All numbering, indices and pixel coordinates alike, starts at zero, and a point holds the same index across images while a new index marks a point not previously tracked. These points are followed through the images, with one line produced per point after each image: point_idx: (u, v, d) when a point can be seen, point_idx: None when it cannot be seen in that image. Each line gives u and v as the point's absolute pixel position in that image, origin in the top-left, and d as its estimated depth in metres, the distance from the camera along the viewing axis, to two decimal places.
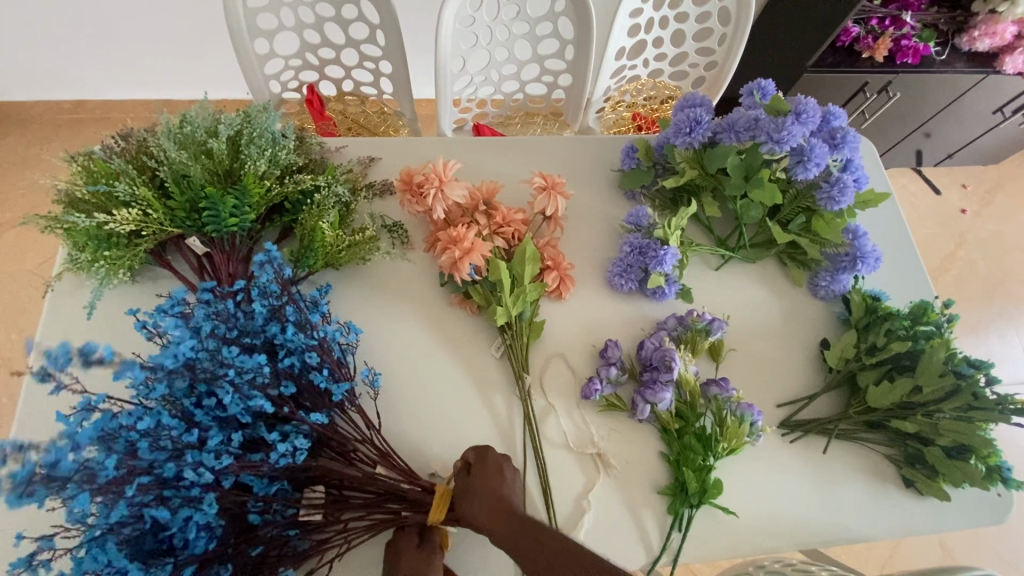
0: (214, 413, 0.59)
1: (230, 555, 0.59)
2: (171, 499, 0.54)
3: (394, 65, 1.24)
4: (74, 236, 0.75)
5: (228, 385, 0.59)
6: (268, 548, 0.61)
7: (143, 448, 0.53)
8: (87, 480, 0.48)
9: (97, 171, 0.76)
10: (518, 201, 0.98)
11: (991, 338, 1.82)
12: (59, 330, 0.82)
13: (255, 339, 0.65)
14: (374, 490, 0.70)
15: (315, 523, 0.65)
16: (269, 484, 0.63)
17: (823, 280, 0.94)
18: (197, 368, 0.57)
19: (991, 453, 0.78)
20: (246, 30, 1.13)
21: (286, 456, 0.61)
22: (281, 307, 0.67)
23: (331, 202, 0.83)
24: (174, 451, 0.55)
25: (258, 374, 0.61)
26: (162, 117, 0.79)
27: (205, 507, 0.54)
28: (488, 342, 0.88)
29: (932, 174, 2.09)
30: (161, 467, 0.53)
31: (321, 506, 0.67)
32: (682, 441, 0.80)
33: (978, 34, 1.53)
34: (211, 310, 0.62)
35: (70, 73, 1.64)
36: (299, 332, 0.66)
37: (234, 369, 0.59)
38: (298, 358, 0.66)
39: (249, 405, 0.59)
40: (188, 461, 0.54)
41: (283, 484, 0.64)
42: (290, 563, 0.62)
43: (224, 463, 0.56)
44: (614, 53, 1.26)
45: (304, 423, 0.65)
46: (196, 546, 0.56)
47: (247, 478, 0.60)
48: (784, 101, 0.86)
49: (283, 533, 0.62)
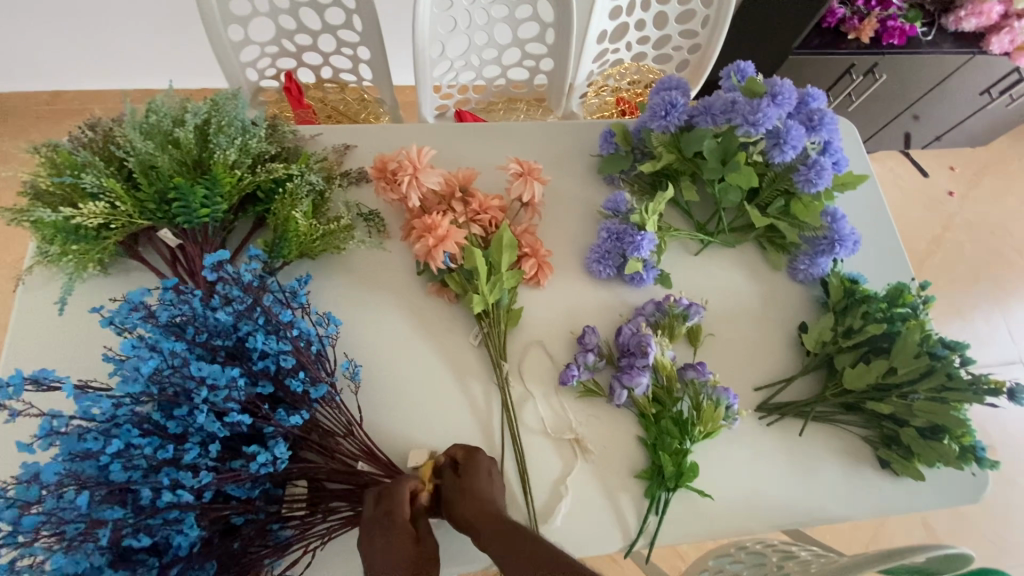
0: (187, 423, 0.59)
1: (216, 553, 0.59)
2: (154, 522, 0.54)
3: (373, 51, 1.22)
4: (41, 229, 0.74)
5: (200, 406, 0.58)
6: (248, 541, 0.62)
7: (114, 471, 0.53)
8: (56, 534, 0.50)
9: (62, 162, 0.75)
10: (495, 187, 0.97)
11: (976, 320, 1.83)
12: (30, 324, 0.81)
13: (226, 340, 0.65)
14: (356, 483, 0.71)
15: (299, 518, 0.66)
16: (250, 488, 0.63)
17: (802, 263, 0.94)
18: (164, 380, 0.58)
19: (965, 433, 0.78)
20: (218, 17, 1.11)
21: (268, 465, 0.61)
22: (249, 310, 0.65)
23: (304, 190, 0.82)
24: (148, 469, 0.55)
25: (233, 389, 0.60)
26: (126, 106, 0.78)
27: (186, 528, 0.55)
28: (465, 331, 0.88)
29: (920, 156, 2.09)
30: (136, 487, 0.53)
31: (304, 503, 0.69)
32: (659, 425, 0.81)
33: (965, 13, 1.51)
34: (174, 314, 0.63)
35: (43, 62, 1.60)
36: (272, 336, 0.65)
37: (205, 391, 0.58)
38: (273, 360, 0.65)
39: (227, 421, 0.58)
40: (163, 481, 0.55)
41: (266, 486, 0.65)
42: (274, 555, 0.63)
43: (203, 481, 0.55)
44: (596, 36, 1.24)
45: (281, 427, 0.64)
46: (180, 550, 0.57)
47: (228, 488, 0.61)
48: (760, 82, 0.85)
49: (266, 527, 0.63)
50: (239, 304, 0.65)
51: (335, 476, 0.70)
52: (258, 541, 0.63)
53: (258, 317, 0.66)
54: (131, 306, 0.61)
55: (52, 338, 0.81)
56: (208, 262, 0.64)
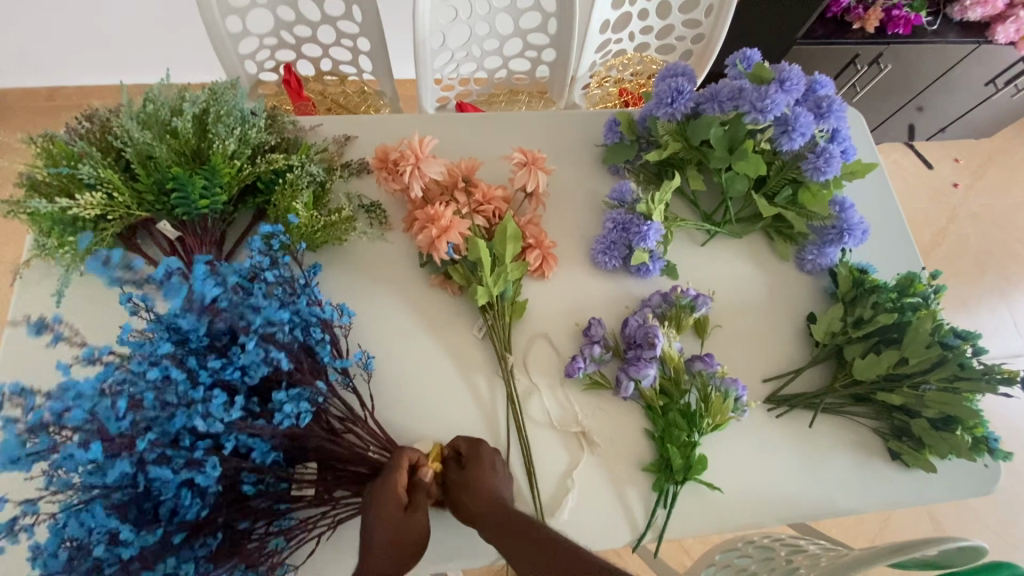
0: (216, 373, 0.58)
1: (220, 525, 0.59)
2: (176, 461, 0.53)
3: (373, 42, 1.21)
4: (38, 221, 0.73)
5: (252, 334, 0.59)
6: (255, 522, 0.62)
7: (147, 400, 0.52)
8: (97, 431, 0.50)
9: (57, 152, 0.73)
10: (498, 178, 0.96)
11: (982, 312, 1.82)
12: (28, 318, 0.80)
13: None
14: (366, 469, 0.71)
15: (307, 500, 0.66)
16: (266, 453, 0.61)
17: (810, 253, 0.93)
18: (222, 312, 0.59)
19: (978, 424, 0.77)
20: (216, 8, 1.09)
21: (291, 418, 0.61)
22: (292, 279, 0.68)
23: (304, 181, 0.81)
24: (181, 405, 0.54)
25: (278, 331, 0.62)
26: (122, 96, 0.76)
27: (209, 470, 0.54)
28: (469, 324, 0.87)
29: (924, 148, 2.07)
30: (170, 418, 0.53)
31: (314, 483, 0.68)
32: (667, 417, 0.80)
33: (970, 3, 1.49)
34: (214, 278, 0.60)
35: (40, 57, 1.59)
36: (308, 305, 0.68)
37: (261, 317, 0.59)
38: (303, 330, 0.67)
39: (268, 357, 0.59)
40: (197, 412, 0.54)
41: (279, 455, 0.63)
42: (280, 535, 0.63)
43: (234, 415, 0.56)
44: (598, 26, 1.22)
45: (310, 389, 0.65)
46: (187, 513, 0.55)
47: (248, 441, 0.60)
48: (767, 68, 0.84)
49: (275, 505, 0.63)
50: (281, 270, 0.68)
51: (347, 461, 0.70)
52: (262, 524, 0.62)
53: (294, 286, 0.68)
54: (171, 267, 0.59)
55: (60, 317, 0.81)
56: (265, 228, 0.68)
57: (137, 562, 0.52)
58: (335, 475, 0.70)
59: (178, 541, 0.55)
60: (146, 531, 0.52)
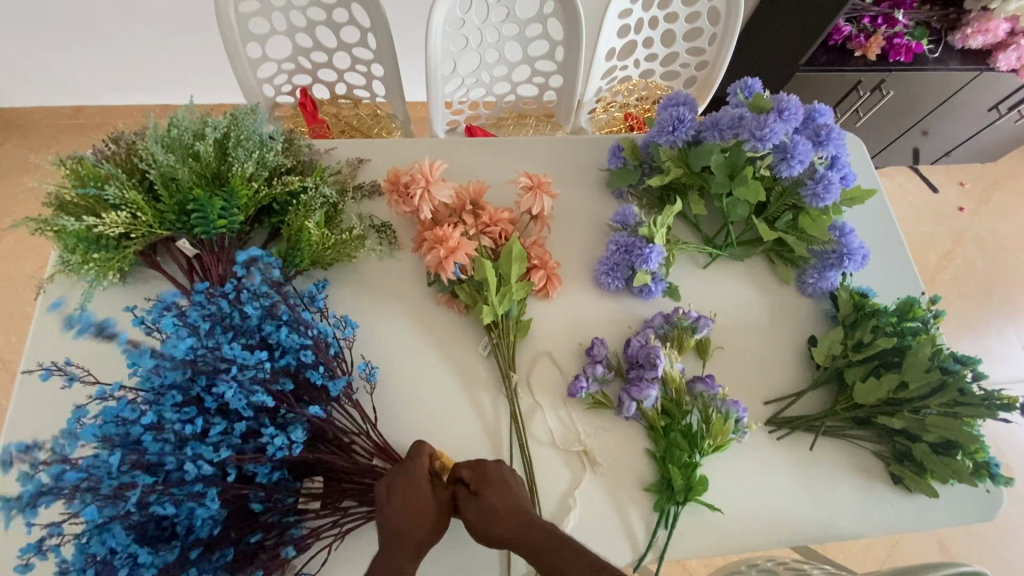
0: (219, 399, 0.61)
1: (232, 540, 0.61)
2: (176, 494, 0.55)
3: (386, 67, 1.24)
4: (64, 238, 0.76)
5: (232, 378, 0.59)
6: (265, 535, 0.64)
7: (146, 443, 0.54)
8: (90, 488, 0.52)
9: (85, 174, 0.77)
10: (505, 201, 0.99)
11: (989, 335, 1.81)
12: (51, 329, 0.83)
13: (250, 339, 0.66)
14: (371, 480, 0.72)
15: (314, 511, 0.68)
16: (270, 473, 0.64)
17: (811, 277, 0.94)
18: (198, 360, 0.59)
19: (978, 449, 0.77)
20: (238, 34, 1.14)
21: (283, 449, 0.62)
22: (276, 308, 0.67)
23: (317, 202, 0.84)
24: (176, 443, 0.57)
25: (258, 370, 0.62)
26: (150, 121, 0.80)
27: (208, 501, 0.56)
28: (475, 342, 0.89)
29: (929, 172, 2.09)
30: (164, 459, 0.55)
31: (320, 495, 0.71)
32: (668, 438, 0.81)
33: (971, 31, 1.53)
34: (204, 313, 0.63)
35: (66, 79, 1.66)
36: (293, 332, 0.67)
37: (234, 367, 0.60)
38: (293, 357, 0.67)
39: (251, 399, 0.60)
40: (187, 453, 0.56)
41: (284, 472, 0.66)
42: (292, 543, 0.64)
43: (222, 455, 0.57)
44: (604, 53, 1.26)
45: (303, 416, 0.65)
46: (201, 531, 0.58)
47: (251, 467, 0.62)
48: (766, 98, 0.86)
49: (284, 519, 0.65)
50: (265, 299, 0.67)
51: (353, 473, 0.71)
52: (273, 538, 0.64)
53: (282, 313, 0.68)
54: (164, 306, 0.61)
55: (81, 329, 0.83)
56: (242, 256, 0.66)
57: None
58: (341, 488, 0.72)
59: (194, 556, 0.58)
60: (165, 549, 0.56)
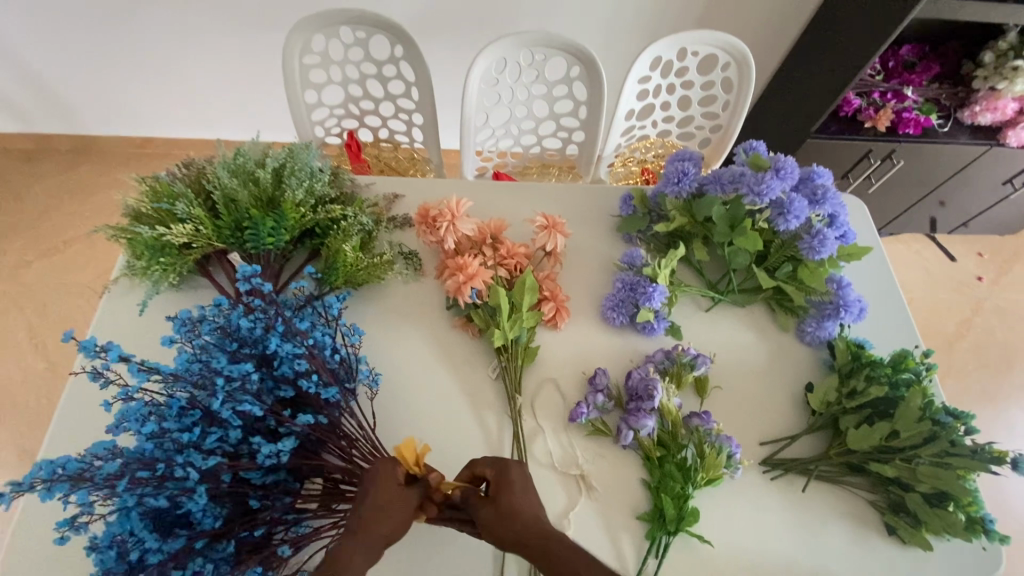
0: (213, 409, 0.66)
1: (234, 532, 0.65)
2: (170, 489, 0.60)
3: (426, 116, 1.38)
4: (135, 245, 0.88)
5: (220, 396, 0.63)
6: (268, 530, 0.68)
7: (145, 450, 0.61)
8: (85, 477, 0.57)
9: (161, 191, 0.89)
10: (523, 238, 1.07)
11: (1010, 407, 1.77)
12: (110, 324, 0.94)
13: (252, 349, 0.70)
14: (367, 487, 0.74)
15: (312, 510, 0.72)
16: (264, 475, 0.69)
17: (809, 326, 0.99)
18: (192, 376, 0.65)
19: (970, 501, 0.78)
20: (299, 82, 1.30)
21: (271, 456, 0.65)
22: (273, 319, 0.71)
23: (355, 229, 0.94)
24: (175, 449, 0.62)
25: (246, 383, 0.66)
26: (219, 151, 0.93)
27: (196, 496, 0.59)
28: (485, 364, 0.95)
29: (947, 242, 2.12)
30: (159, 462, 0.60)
31: (318, 496, 0.74)
32: (663, 469, 0.84)
33: (979, 109, 1.61)
34: (213, 326, 0.69)
35: (143, 111, 1.87)
36: (287, 342, 0.70)
37: (222, 377, 0.64)
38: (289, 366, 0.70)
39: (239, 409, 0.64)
40: (179, 460, 0.60)
41: (280, 474, 0.71)
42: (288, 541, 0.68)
43: (210, 462, 0.60)
44: (624, 113, 1.38)
45: (294, 426, 0.68)
46: (205, 523, 0.63)
47: (243, 472, 0.67)
48: (765, 158, 0.95)
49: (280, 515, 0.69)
50: (259, 313, 0.71)
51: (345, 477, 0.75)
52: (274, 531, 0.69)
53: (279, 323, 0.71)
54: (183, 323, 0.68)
55: (139, 327, 0.94)
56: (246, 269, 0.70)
57: (170, 561, 0.60)
58: (339, 490, 0.75)
59: (199, 545, 0.62)
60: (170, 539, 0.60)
